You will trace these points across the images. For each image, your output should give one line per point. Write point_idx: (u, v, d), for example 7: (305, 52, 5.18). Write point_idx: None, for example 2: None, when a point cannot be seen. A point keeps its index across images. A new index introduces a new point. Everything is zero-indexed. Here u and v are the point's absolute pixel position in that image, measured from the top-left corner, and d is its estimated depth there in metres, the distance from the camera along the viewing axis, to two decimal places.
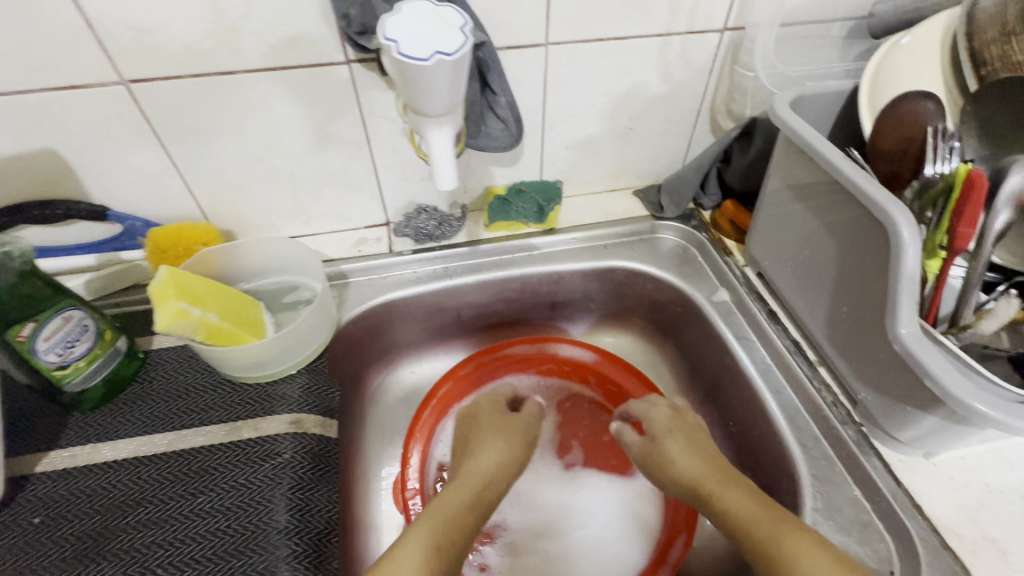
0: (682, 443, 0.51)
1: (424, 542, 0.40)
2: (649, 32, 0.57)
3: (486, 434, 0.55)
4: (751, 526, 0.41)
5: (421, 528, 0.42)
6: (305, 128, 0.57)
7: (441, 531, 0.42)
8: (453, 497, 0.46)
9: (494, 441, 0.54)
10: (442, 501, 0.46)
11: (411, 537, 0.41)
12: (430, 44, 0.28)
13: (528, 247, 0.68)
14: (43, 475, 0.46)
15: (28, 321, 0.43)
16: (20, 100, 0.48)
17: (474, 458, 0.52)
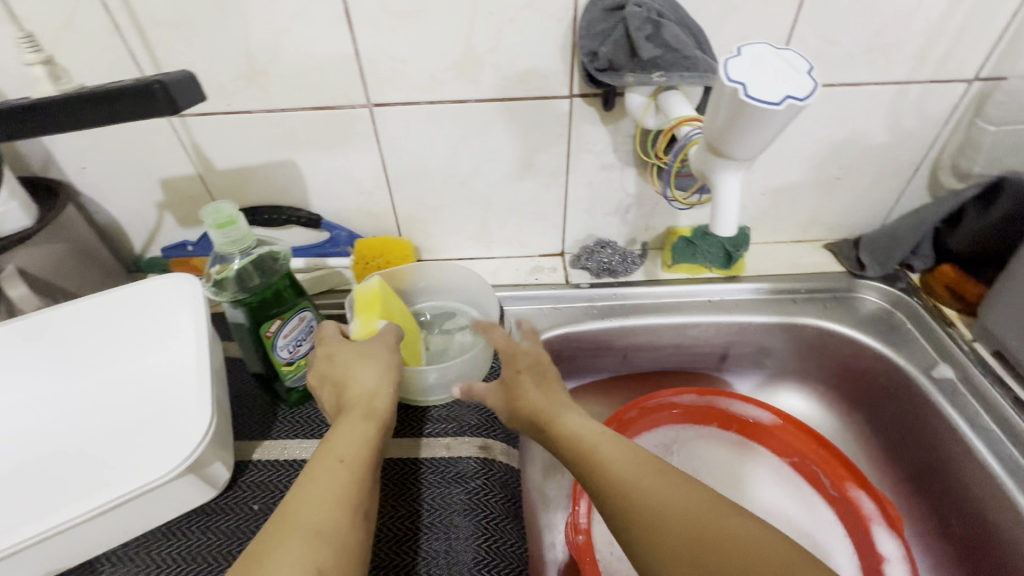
0: (536, 384, 0.47)
1: (295, 551, 0.30)
2: (887, 79, 0.52)
3: (354, 360, 0.44)
4: (697, 524, 0.31)
5: (329, 453, 0.37)
6: (512, 156, 0.58)
7: (346, 445, 0.37)
8: (353, 423, 0.39)
9: (364, 361, 0.44)
10: (335, 434, 0.38)
11: (314, 469, 0.35)
12: (780, 88, 0.27)
13: (708, 293, 0.64)
14: (260, 463, 0.48)
15: (277, 317, 0.46)
16: (279, 117, 0.53)
17: (342, 375, 0.43)
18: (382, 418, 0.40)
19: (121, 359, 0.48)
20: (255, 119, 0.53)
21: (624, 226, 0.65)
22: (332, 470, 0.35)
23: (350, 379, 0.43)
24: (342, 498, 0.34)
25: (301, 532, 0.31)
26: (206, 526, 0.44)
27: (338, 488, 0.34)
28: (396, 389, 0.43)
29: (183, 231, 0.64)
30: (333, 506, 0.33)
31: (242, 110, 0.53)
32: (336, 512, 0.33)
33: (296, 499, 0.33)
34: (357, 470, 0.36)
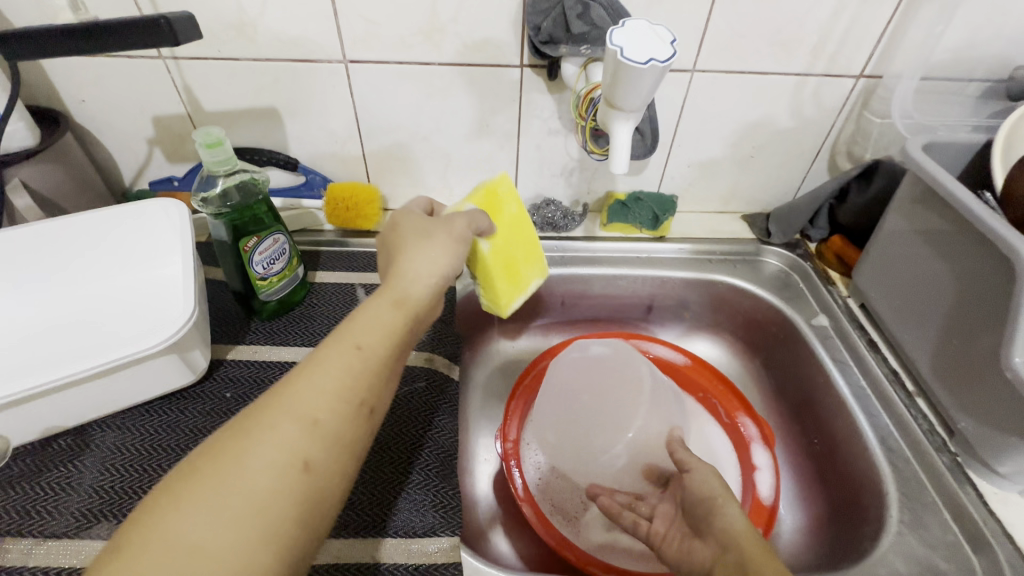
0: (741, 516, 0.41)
1: (296, 423, 0.32)
2: (788, 71, 0.62)
3: (414, 240, 0.44)
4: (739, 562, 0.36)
5: (349, 334, 0.37)
6: (471, 117, 0.66)
7: (365, 333, 0.37)
8: (384, 308, 0.40)
9: (422, 241, 0.44)
10: (364, 315, 0.39)
11: (330, 347, 0.36)
12: (646, 52, 0.36)
13: (638, 250, 0.74)
14: (233, 361, 0.56)
15: (254, 236, 0.53)
16: (264, 66, 0.60)
17: (398, 258, 0.44)
18: (408, 313, 0.41)
19: (109, 272, 0.56)
20: (242, 66, 0.60)
21: (569, 188, 0.74)
22: (346, 354, 0.36)
23: (403, 261, 0.43)
24: (345, 386, 0.35)
25: (300, 412, 0.33)
26: (183, 406, 0.52)
27: (349, 378, 0.35)
28: (440, 277, 0.43)
29: (170, 167, 0.71)
30: (334, 397, 0.34)
31: (230, 57, 0.59)
32: (338, 404, 0.34)
33: (305, 375, 0.35)
34: (370, 360, 0.37)
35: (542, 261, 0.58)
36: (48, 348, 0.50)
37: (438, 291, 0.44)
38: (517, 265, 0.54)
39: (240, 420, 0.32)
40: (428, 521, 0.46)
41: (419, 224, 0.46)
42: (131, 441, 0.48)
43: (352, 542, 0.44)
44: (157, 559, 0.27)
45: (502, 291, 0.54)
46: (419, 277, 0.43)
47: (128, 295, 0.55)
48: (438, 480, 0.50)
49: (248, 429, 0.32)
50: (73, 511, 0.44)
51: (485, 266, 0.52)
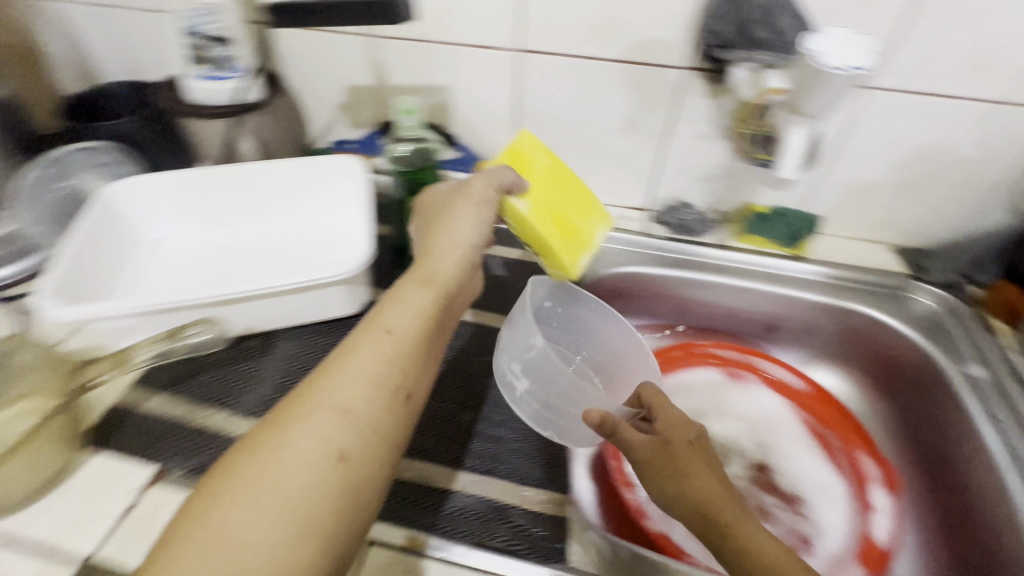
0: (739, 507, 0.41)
1: (332, 411, 0.37)
2: (981, 97, 0.58)
3: (450, 219, 0.51)
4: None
5: (380, 323, 0.43)
6: (624, 113, 0.69)
7: (395, 318, 0.43)
8: (415, 296, 0.46)
9: (456, 220, 0.51)
10: (391, 305, 0.44)
11: (362, 337, 0.42)
12: (844, 59, 0.45)
13: (770, 265, 0.72)
14: None
15: (422, 197, 0.60)
16: (449, 49, 0.68)
17: (433, 242, 0.51)
18: (437, 291, 0.47)
19: (297, 210, 0.67)
20: (431, 48, 0.68)
21: (707, 195, 0.74)
22: (376, 341, 0.42)
23: (432, 248, 0.50)
24: (376, 372, 0.40)
25: (332, 404, 0.38)
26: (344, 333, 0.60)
27: (379, 363, 0.40)
28: (453, 263, 0.50)
29: (349, 132, 0.81)
30: (366, 384, 0.39)
31: (423, 39, 0.68)
32: (369, 390, 0.39)
33: (344, 361, 0.40)
34: (400, 343, 0.42)
35: (603, 214, 0.57)
36: (252, 265, 0.62)
37: (467, 271, 0.51)
38: (569, 221, 0.54)
39: (283, 411, 0.37)
40: (542, 476, 0.50)
41: (445, 194, 0.54)
42: (303, 354, 0.57)
43: (475, 479, 0.49)
44: (218, 536, 0.31)
45: (563, 249, 0.53)
46: (449, 258, 0.50)
47: (311, 231, 0.66)
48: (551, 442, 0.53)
49: (289, 418, 0.37)
50: (258, 399, 0.53)
51: (531, 224, 0.52)
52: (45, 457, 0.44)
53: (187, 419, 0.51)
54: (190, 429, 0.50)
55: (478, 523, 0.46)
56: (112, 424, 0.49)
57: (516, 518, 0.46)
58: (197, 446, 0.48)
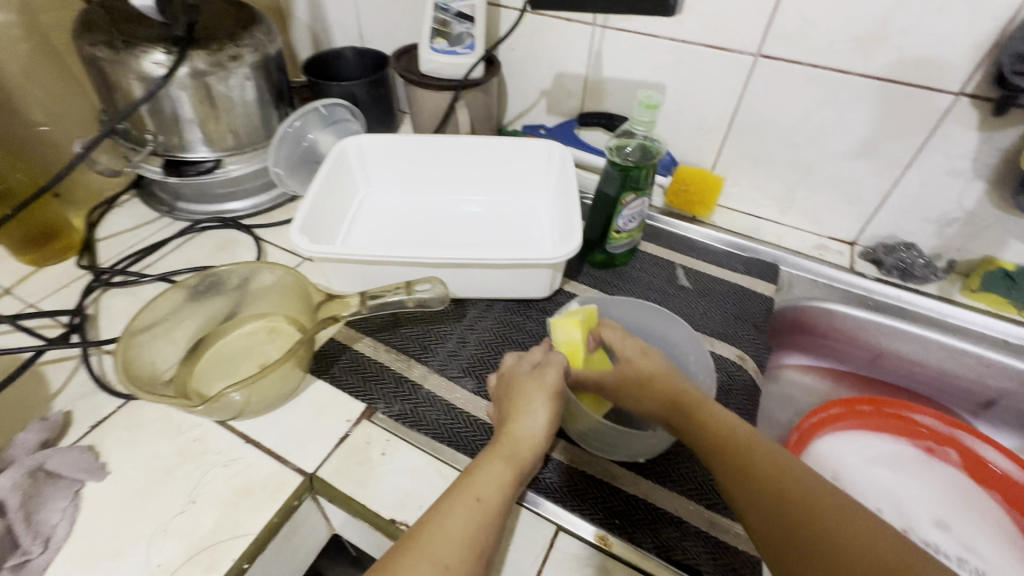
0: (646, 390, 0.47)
1: (427, 567, 0.33)
2: None
3: (523, 394, 0.46)
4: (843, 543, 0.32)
5: (469, 488, 0.38)
6: (861, 135, 0.62)
7: (487, 485, 0.38)
8: (493, 467, 0.40)
9: (524, 399, 0.45)
10: (479, 468, 0.40)
11: (454, 499, 0.37)
12: None
13: (1009, 332, 0.62)
14: (569, 293, 0.64)
15: (633, 193, 0.58)
16: (676, 46, 0.66)
17: (513, 404, 0.45)
18: (521, 468, 0.41)
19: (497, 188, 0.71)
20: (656, 43, 0.67)
21: (936, 239, 0.66)
22: (468, 506, 0.37)
23: (515, 415, 0.44)
24: (469, 540, 0.35)
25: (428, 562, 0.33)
26: (531, 314, 0.61)
27: (467, 531, 0.36)
28: (540, 436, 0.44)
29: (544, 118, 0.82)
30: (463, 546, 0.35)
31: (652, 33, 0.66)
32: (465, 554, 0.35)
33: (432, 526, 0.35)
34: (491, 514, 0.37)
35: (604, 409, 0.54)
36: (454, 234, 0.66)
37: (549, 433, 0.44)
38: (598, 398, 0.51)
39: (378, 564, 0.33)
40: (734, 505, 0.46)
41: (523, 372, 0.48)
42: (495, 327, 0.59)
43: (662, 489, 0.46)
44: None
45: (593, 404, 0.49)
46: (531, 424, 0.44)
47: (509, 211, 0.69)
48: None
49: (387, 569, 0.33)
50: (454, 362, 0.55)
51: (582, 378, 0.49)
52: (291, 373, 0.49)
53: (392, 365, 0.54)
54: (396, 376, 0.53)
55: (669, 537, 0.43)
56: (330, 356, 0.54)
57: (707, 544, 0.43)
58: (400, 394, 0.52)
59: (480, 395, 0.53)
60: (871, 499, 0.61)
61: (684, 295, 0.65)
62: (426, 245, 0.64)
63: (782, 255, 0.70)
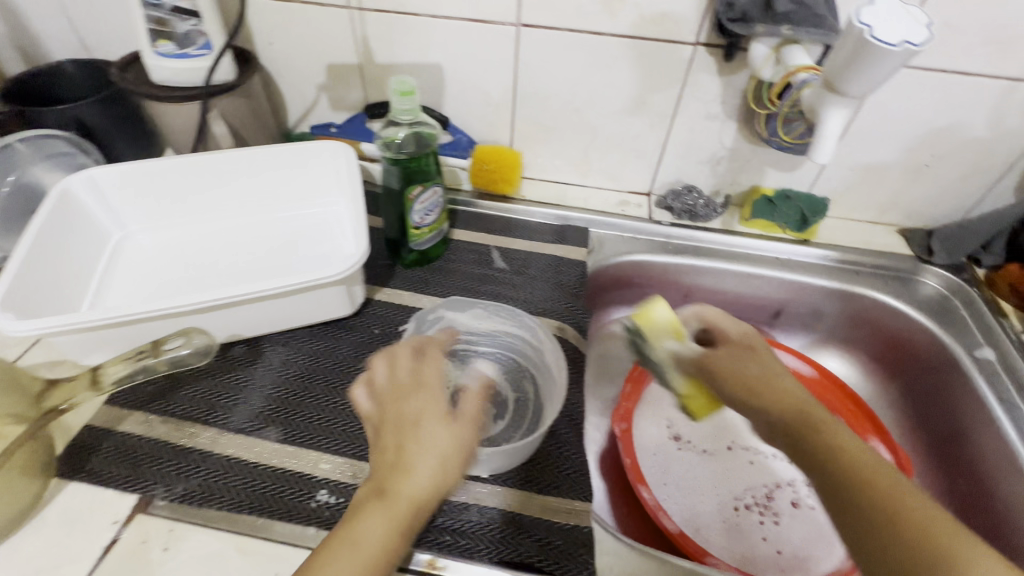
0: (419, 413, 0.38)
1: None
2: (997, 74, 0.56)
3: (405, 425, 0.37)
4: (906, 544, 0.31)
5: (341, 551, 0.32)
6: (628, 93, 0.65)
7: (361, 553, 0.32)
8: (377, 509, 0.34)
9: (422, 435, 0.36)
10: (361, 523, 0.33)
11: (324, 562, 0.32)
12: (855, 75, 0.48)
13: (777, 250, 0.70)
14: (381, 302, 0.59)
15: (420, 184, 0.55)
16: (441, 23, 0.62)
17: (399, 438, 0.36)
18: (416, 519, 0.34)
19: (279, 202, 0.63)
20: (420, 21, 0.63)
21: (712, 178, 0.72)
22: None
23: (410, 446, 0.36)
24: None
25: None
26: (340, 335, 0.55)
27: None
28: (443, 474, 0.35)
29: (331, 115, 0.75)
30: None
31: (412, 12, 0.62)
32: None
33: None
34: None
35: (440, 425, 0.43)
36: (233, 265, 0.57)
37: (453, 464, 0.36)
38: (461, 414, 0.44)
39: None
40: (564, 481, 0.46)
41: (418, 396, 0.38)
42: (297, 360, 0.53)
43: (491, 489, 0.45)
44: None
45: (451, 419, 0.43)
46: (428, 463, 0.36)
47: (296, 223, 0.62)
48: None
49: None
50: (251, 412, 0.48)
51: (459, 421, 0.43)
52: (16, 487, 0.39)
53: (169, 438, 0.46)
54: (176, 450, 0.45)
55: (499, 537, 0.42)
56: (86, 449, 0.44)
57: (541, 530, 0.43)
58: (184, 469, 0.44)
59: (286, 443, 0.47)
60: (701, 438, 0.65)
61: (503, 278, 0.64)
62: (200, 286, 0.55)
63: (588, 218, 0.73)
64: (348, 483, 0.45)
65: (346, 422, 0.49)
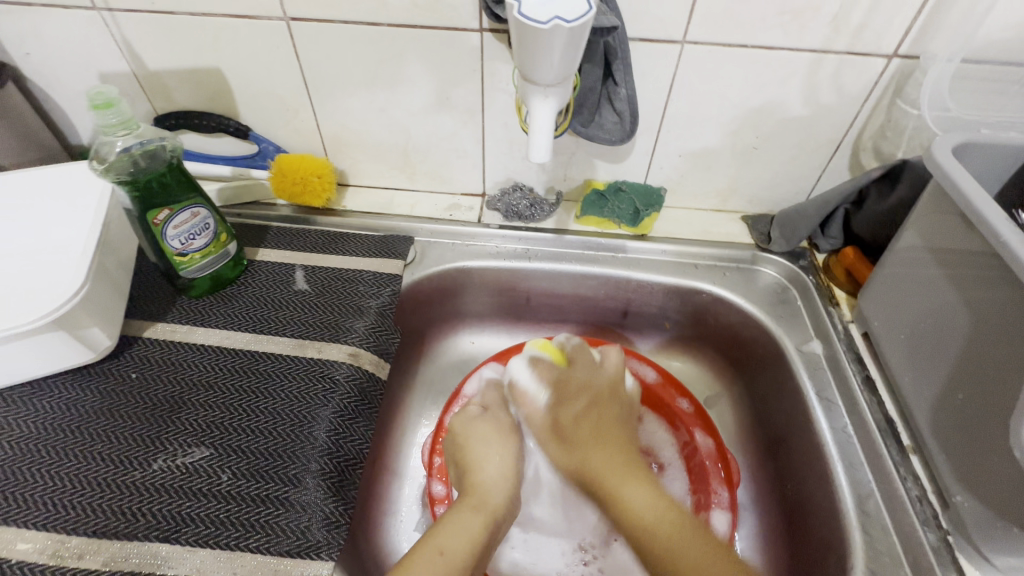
0: (485, 422, 0.54)
1: (429, 556, 0.41)
2: (801, 46, 0.51)
3: (483, 447, 0.52)
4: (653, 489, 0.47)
5: (433, 544, 0.42)
6: (428, 88, 0.59)
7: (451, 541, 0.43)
8: (469, 520, 0.46)
9: (495, 441, 0.53)
10: (449, 528, 0.45)
11: (425, 544, 0.42)
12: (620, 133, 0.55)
13: (612, 248, 0.65)
14: (149, 339, 0.53)
15: (165, 207, 0.48)
16: (202, 21, 0.55)
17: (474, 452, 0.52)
18: (493, 518, 0.47)
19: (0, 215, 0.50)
20: (178, 20, 0.55)
21: (542, 174, 0.66)
22: (467, 520, 0.46)
23: (480, 461, 0.51)
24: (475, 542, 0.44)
25: (428, 555, 0.41)
26: (87, 383, 0.49)
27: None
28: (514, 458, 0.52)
29: None
30: (467, 545, 0.44)
31: (165, 10, 0.54)
32: (468, 546, 0.44)
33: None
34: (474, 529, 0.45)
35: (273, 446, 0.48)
36: None
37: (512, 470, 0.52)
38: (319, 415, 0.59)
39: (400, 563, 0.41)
40: (306, 540, 0.42)
41: (475, 419, 0.55)
42: (22, 416, 0.46)
43: (218, 554, 0.40)
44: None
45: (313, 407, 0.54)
46: (489, 471, 0.51)
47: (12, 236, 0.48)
48: (329, 496, 0.45)
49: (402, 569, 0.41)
50: None
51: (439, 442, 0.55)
52: None
53: None
54: None
55: None
56: None
57: None
58: None
59: None
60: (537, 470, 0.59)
61: (302, 300, 0.58)
62: None
63: (414, 226, 0.67)
64: (45, 565, 0.39)
65: (64, 489, 0.43)
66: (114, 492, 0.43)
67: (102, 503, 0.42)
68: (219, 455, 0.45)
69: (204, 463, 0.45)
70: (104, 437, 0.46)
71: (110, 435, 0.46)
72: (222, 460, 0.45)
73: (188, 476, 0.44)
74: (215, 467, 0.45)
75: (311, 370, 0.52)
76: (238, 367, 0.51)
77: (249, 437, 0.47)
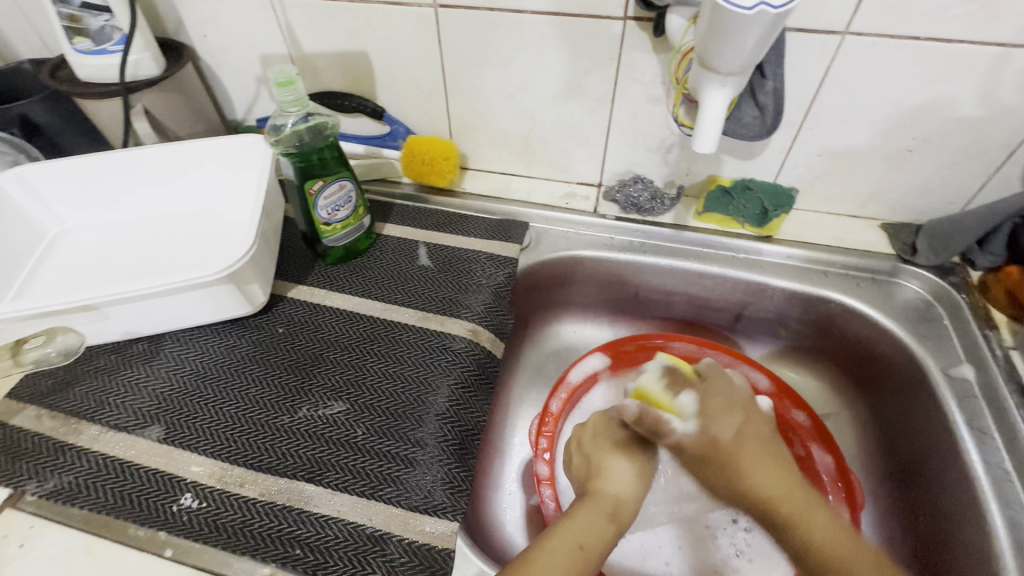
0: (593, 433, 0.51)
1: (568, 549, 0.40)
2: (987, 39, 0.47)
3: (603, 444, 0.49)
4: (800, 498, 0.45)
5: (568, 538, 0.41)
6: (562, 76, 0.60)
7: (583, 536, 0.41)
8: (593, 512, 0.43)
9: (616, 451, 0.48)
10: (577, 522, 0.42)
11: (560, 537, 0.41)
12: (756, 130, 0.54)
13: (734, 248, 0.63)
14: (293, 300, 0.58)
15: (320, 178, 0.52)
16: (357, 8, 0.59)
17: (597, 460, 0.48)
18: (619, 518, 0.44)
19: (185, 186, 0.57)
20: (336, 6, 0.59)
21: (664, 167, 0.65)
22: (595, 517, 0.43)
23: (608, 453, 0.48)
24: (607, 535, 0.42)
25: (564, 546, 0.40)
26: (243, 334, 0.55)
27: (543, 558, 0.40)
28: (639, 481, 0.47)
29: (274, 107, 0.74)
30: (599, 543, 0.41)
31: None
32: (601, 540, 0.42)
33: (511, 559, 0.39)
34: (606, 525, 0.43)
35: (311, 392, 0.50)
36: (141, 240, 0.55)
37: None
38: None
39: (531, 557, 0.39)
40: (432, 499, 0.44)
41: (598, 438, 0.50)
42: (192, 356, 0.53)
43: (359, 502, 0.44)
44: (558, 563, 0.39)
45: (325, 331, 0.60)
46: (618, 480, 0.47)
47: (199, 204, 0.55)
48: (450, 462, 0.47)
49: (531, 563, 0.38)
50: (133, 410, 0.49)
51: None
52: None
53: (52, 433, 0.47)
54: (55, 446, 0.46)
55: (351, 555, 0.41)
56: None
57: (396, 551, 0.42)
58: (60, 465, 0.45)
59: (166, 441, 0.47)
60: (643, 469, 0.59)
61: (426, 275, 0.61)
62: (107, 266, 0.52)
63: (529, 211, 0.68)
64: (214, 488, 0.44)
65: (226, 425, 0.48)
66: (268, 433, 0.48)
67: (258, 441, 0.47)
68: (355, 411, 0.49)
69: (342, 417, 0.49)
70: (258, 383, 0.51)
71: (263, 381, 0.51)
72: (356, 415, 0.49)
73: (329, 426, 0.48)
74: (350, 421, 0.49)
75: (434, 343, 0.55)
76: (369, 332, 0.55)
77: (380, 398, 0.50)
